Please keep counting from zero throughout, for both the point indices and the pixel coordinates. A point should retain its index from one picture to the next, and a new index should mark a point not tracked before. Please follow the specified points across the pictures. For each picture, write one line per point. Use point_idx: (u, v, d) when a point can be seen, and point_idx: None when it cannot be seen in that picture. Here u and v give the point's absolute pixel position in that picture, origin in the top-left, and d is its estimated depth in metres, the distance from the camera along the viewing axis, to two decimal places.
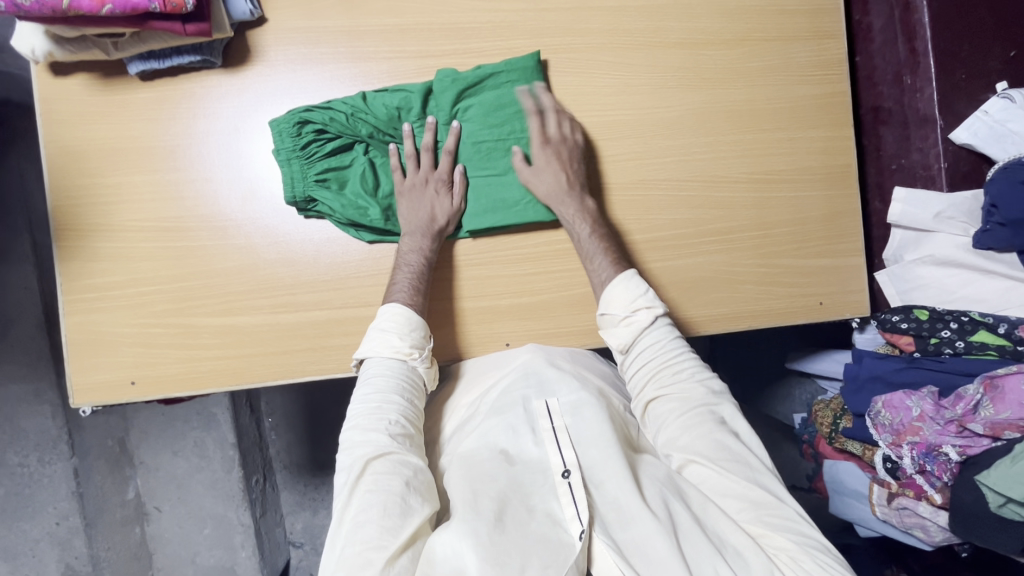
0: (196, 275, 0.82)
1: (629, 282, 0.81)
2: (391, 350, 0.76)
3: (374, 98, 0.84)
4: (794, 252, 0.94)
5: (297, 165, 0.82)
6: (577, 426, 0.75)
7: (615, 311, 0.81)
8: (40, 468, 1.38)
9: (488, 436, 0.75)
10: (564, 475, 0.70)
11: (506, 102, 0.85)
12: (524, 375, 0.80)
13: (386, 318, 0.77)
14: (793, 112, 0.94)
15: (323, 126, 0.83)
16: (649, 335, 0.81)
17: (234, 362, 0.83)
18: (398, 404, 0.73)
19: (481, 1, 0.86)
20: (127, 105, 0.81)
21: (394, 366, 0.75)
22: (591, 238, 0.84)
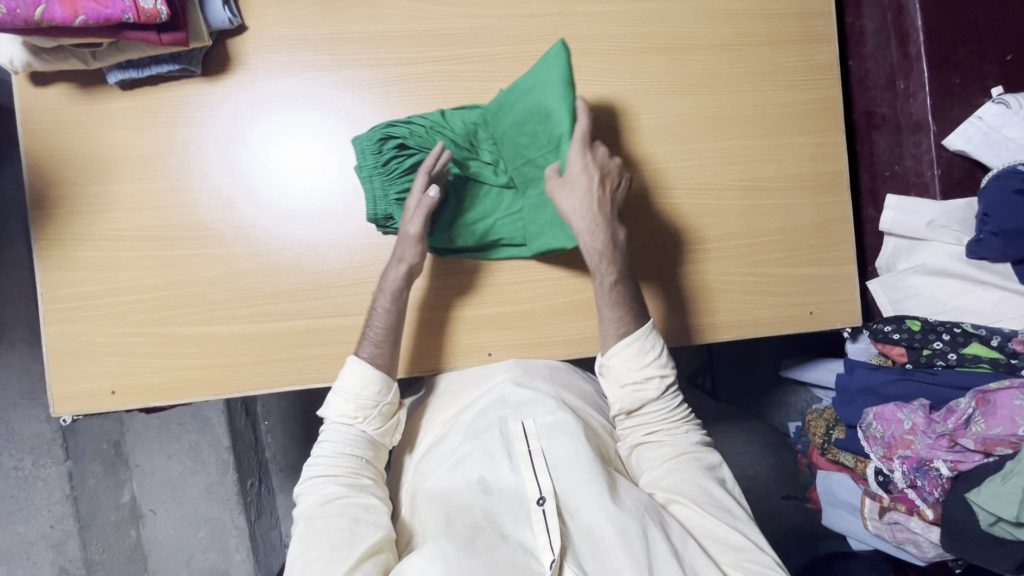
0: (176, 284, 0.82)
1: (646, 342, 0.77)
2: (338, 413, 0.76)
3: (453, 114, 0.83)
4: (784, 260, 0.92)
5: (376, 181, 0.81)
6: (553, 448, 0.74)
7: (622, 371, 0.77)
8: (35, 472, 1.37)
9: (465, 462, 0.74)
10: (539, 502, 0.69)
11: (528, 116, 0.79)
12: (500, 398, 0.79)
13: (341, 376, 0.77)
14: (783, 118, 0.92)
15: (403, 141, 0.82)
16: (658, 402, 0.78)
17: (214, 371, 0.83)
18: (348, 464, 0.74)
19: (462, 7, 0.85)
20: (108, 114, 0.81)
21: (342, 428, 0.77)
22: (613, 285, 0.77)
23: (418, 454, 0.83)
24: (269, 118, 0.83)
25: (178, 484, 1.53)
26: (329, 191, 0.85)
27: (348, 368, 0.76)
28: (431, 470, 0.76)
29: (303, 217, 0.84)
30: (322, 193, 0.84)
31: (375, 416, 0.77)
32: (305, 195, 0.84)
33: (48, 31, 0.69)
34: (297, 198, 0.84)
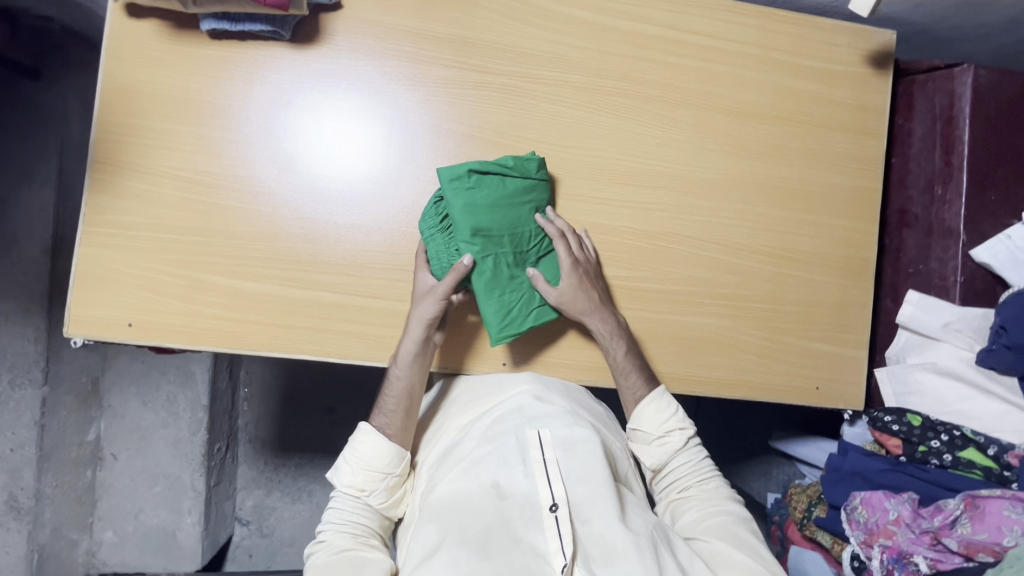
0: (217, 233, 0.83)
1: (661, 400, 0.86)
2: (348, 482, 0.80)
3: (511, 180, 0.84)
4: (800, 332, 0.95)
5: (442, 240, 0.84)
6: (567, 460, 0.74)
7: (648, 431, 0.86)
8: (10, 391, 1.34)
9: (482, 466, 0.74)
10: (552, 508, 0.69)
11: (489, 203, 0.83)
12: (516, 408, 0.80)
13: (351, 447, 0.82)
14: (825, 198, 0.96)
15: (472, 185, 0.82)
16: (682, 455, 0.87)
17: (232, 324, 0.83)
18: (354, 517, 0.80)
19: (548, 31, 0.89)
20: (191, 57, 0.83)
21: (350, 498, 0.81)
22: (626, 357, 0.87)
23: (431, 459, 0.84)
24: (343, 93, 0.86)
25: (145, 433, 1.53)
26: (384, 175, 0.87)
27: (366, 438, 0.81)
28: (446, 472, 0.77)
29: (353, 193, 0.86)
30: (376, 176, 0.86)
31: (381, 488, 0.81)
32: (361, 174, 0.86)
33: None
34: (354, 176, 0.86)
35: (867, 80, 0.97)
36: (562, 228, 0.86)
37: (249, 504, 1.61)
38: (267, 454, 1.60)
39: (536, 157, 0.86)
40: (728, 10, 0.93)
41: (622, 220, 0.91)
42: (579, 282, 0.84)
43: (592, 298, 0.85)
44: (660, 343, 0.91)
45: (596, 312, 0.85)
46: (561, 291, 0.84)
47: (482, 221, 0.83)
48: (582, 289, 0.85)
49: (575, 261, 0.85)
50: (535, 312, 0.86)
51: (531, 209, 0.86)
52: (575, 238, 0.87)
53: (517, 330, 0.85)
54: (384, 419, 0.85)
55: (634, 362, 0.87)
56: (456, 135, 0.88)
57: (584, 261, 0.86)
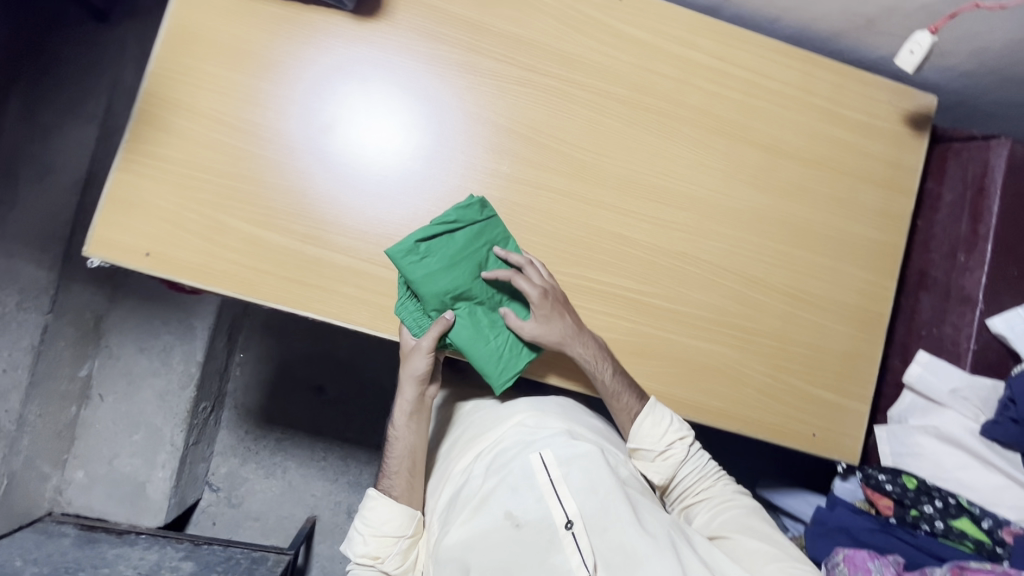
0: (249, 180, 0.85)
1: (655, 414, 0.86)
2: (361, 551, 0.84)
3: (456, 232, 0.82)
4: (804, 376, 0.93)
5: (416, 305, 0.85)
6: (573, 476, 0.75)
7: (651, 448, 0.85)
8: (16, 312, 1.39)
9: (493, 498, 0.76)
10: (567, 525, 0.70)
11: (447, 265, 0.82)
12: (517, 438, 0.83)
13: (364, 516, 0.85)
14: (846, 247, 0.96)
15: (427, 250, 0.81)
16: (687, 465, 0.87)
17: (246, 271, 0.84)
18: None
19: (598, 43, 0.92)
20: (257, 13, 0.86)
21: (366, 565, 0.84)
22: (614, 378, 0.85)
23: (440, 505, 0.85)
24: (394, 70, 0.88)
25: (135, 378, 1.51)
26: (419, 153, 0.88)
27: (375, 503, 0.85)
28: (457, 510, 0.78)
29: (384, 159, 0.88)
30: (408, 147, 0.88)
31: (394, 552, 0.84)
32: (398, 147, 0.88)
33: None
34: (391, 149, 0.88)
35: (903, 139, 0.98)
36: (519, 262, 0.84)
37: (222, 471, 1.60)
38: (250, 422, 1.60)
39: (476, 199, 0.84)
40: (775, 51, 0.96)
41: (643, 235, 0.91)
42: (553, 310, 0.83)
43: (564, 326, 0.83)
44: (663, 362, 0.91)
45: (572, 341, 0.84)
46: (534, 325, 0.83)
47: (448, 284, 0.82)
48: (554, 318, 0.83)
49: (541, 295, 0.83)
50: (518, 354, 0.86)
51: (484, 247, 0.85)
52: (535, 269, 0.85)
53: (516, 373, 0.86)
54: (390, 481, 0.88)
55: (620, 377, 0.86)
56: (494, 126, 0.90)
57: (550, 290, 0.84)
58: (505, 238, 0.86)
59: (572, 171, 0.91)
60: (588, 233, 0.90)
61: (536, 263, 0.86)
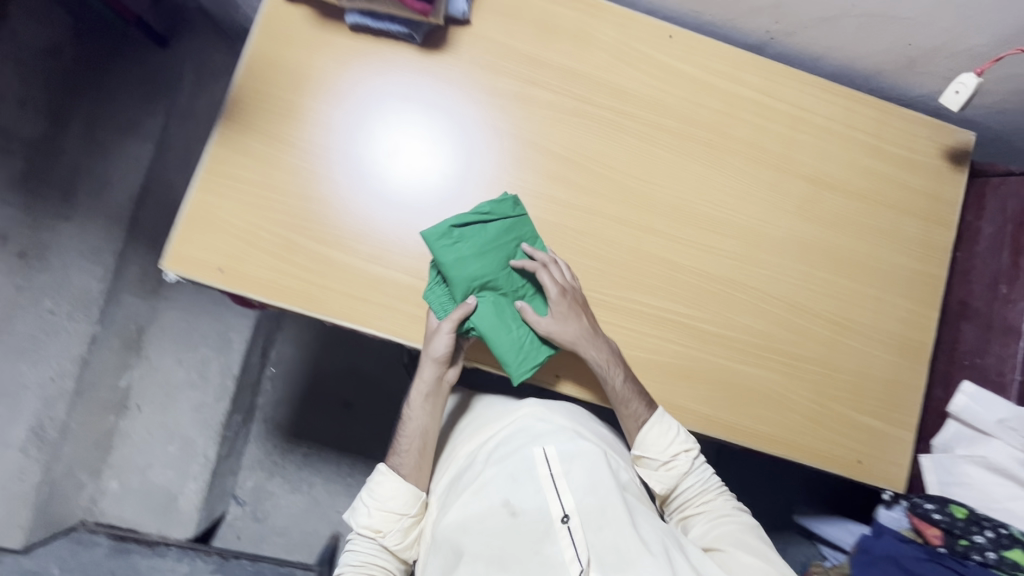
0: (318, 201, 0.89)
1: (662, 424, 0.87)
2: (364, 523, 0.86)
3: (489, 223, 0.87)
4: (848, 403, 0.95)
5: (443, 291, 0.87)
6: (573, 473, 0.77)
7: (655, 457, 0.87)
8: (65, 322, 1.42)
9: (492, 486, 0.78)
10: (564, 519, 0.72)
11: (478, 252, 0.86)
12: (521, 430, 0.85)
13: (371, 489, 0.87)
14: (890, 277, 0.98)
15: (460, 237, 0.85)
16: (689, 477, 0.88)
17: (313, 288, 0.87)
18: (371, 563, 0.85)
19: (650, 77, 0.96)
20: (330, 45, 0.91)
21: (368, 537, 0.87)
22: (624, 385, 0.86)
23: (440, 486, 0.88)
24: (459, 98, 0.93)
25: (173, 389, 1.53)
26: (480, 177, 0.92)
27: (384, 479, 0.87)
28: (456, 496, 0.80)
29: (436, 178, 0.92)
30: (450, 167, 0.92)
31: (395, 529, 0.86)
32: (459, 171, 0.92)
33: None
34: (453, 174, 0.92)
35: (943, 173, 1.01)
36: (545, 260, 0.87)
37: (249, 485, 1.57)
38: (278, 437, 1.59)
39: (510, 197, 0.89)
40: (818, 87, 0.99)
41: (692, 261, 0.94)
42: (568, 312, 0.86)
43: (578, 327, 0.85)
44: (711, 386, 0.93)
45: (586, 342, 0.85)
46: (553, 320, 0.86)
47: (478, 272, 0.86)
48: (571, 318, 0.85)
49: (562, 293, 0.86)
50: (539, 348, 0.88)
51: (515, 243, 0.88)
52: (558, 269, 0.88)
53: (535, 366, 0.87)
54: (399, 459, 0.89)
55: (631, 381, 0.87)
56: (550, 153, 0.93)
57: (571, 290, 0.87)
58: (534, 238, 0.90)
59: (624, 198, 0.94)
60: (640, 258, 0.93)
61: (559, 261, 0.89)
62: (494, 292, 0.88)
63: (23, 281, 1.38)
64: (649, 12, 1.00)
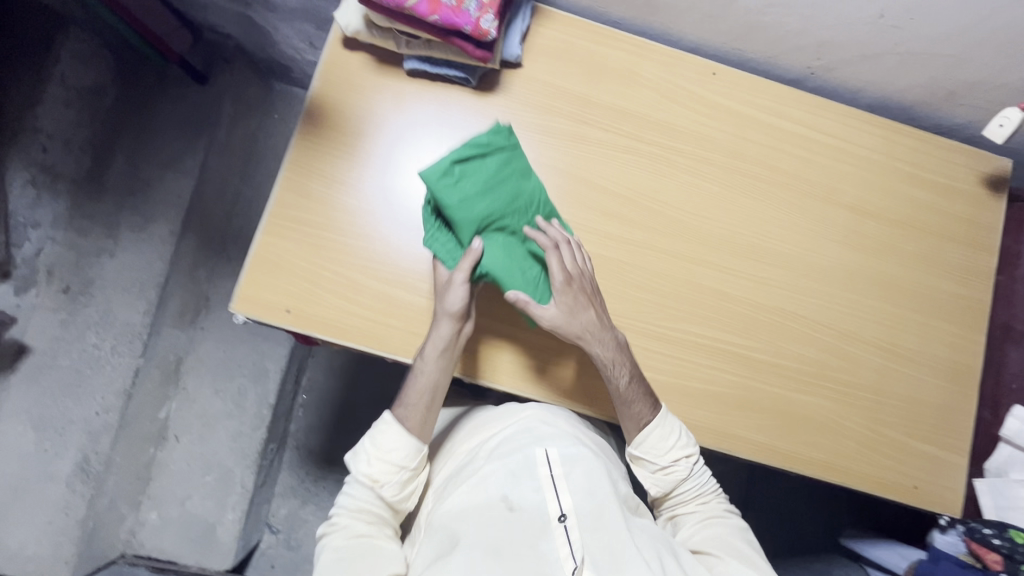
0: (380, 242, 0.91)
1: (664, 426, 0.87)
2: (363, 471, 0.83)
3: (486, 161, 0.87)
4: (901, 428, 0.96)
5: (448, 238, 0.89)
6: (573, 475, 0.79)
7: (655, 459, 0.87)
8: (109, 356, 1.43)
9: (491, 482, 0.79)
10: (560, 518, 0.74)
11: (481, 190, 0.86)
12: (522, 429, 0.86)
13: (375, 435, 0.84)
14: (936, 303, 1.00)
15: (461, 175, 0.85)
16: (687, 482, 0.88)
17: (376, 327, 0.89)
18: (370, 512, 0.82)
19: (696, 113, 0.99)
20: (388, 89, 0.94)
21: (365, 487, 0.83)
22: (628, 387, 0.86)
23: (438, 480, 0.90)
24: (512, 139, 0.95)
25: (210, 420, 1.51)
26: None
27: (388, 429, 0.84)
28: (452, 490, 0.82)
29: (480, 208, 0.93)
30: None
31: (394, 482, 0.83)
32: None
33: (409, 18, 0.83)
34: None
35: (983, 200, 1.03)
36: (557, 238, 0.87)
37: (282, 512, 1.59)
38: (311, 464, 1.60)
39: (506, 129, 0.89)
40: (858, 119, 1.02)
41: (742, 292, 0.96)
42: (572, 299, 0.85)
43: (585, 319, 0.86)
44: (766, 415, 0.94)
45: (595, 333, 0.86)
46: (558, 309, 0.85)
47: (480, 210, 0.86)
48: (576, 312, 0.85)
49: (568, 280, 0.85)
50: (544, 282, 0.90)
51: (517, 179, 0.89)
52: (570, 249, 0.87)
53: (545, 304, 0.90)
54: (405, 411, 0.85)
55: (637, 380, 0.87)
56: (602, 189, 0.96)
57: (580, 277, 0.86)
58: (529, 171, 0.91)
59: (673, 231, 0.96)
60: (692, 289, 0.95)
61: (575, 243, 0.88)
62: (501, 232, 0.89)
63: (69, 315, 1.40)
64: (691, 50, 1.03)
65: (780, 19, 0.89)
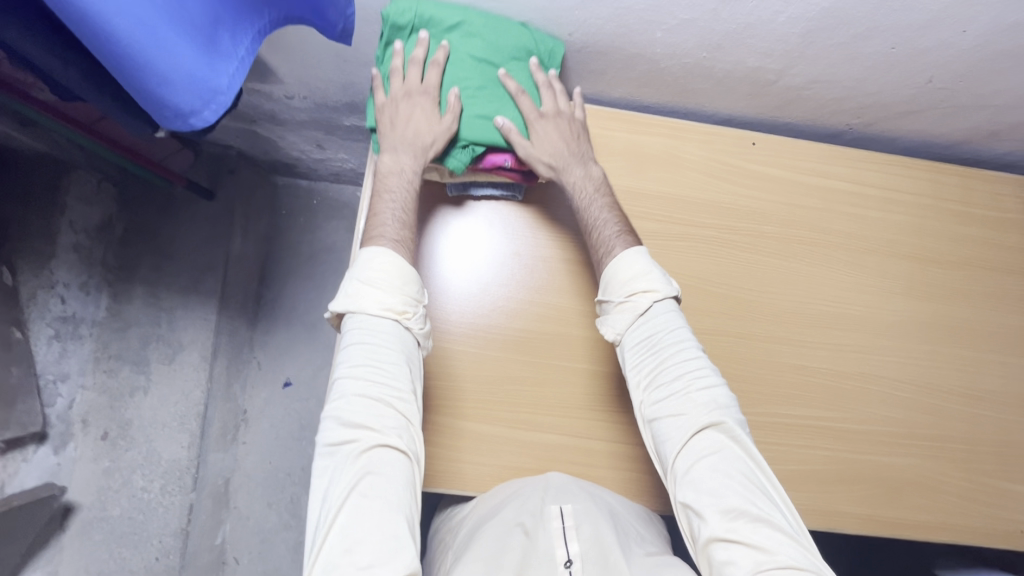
0: (453, 377, 0.88)
1: (637, 259, 0.79)
2: (382, 305, 0.71)
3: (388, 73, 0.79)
4: (998, 474, 0.95)
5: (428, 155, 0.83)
6: (587, 528, 0.77)
7: (613, 298, 0.79)
8: (160, 497, 1.35)
9: (497, 531, 0.77)
10: (566, 563, 0.73)
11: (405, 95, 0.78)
12: (534, 481, 0.85)
13: (377, 269, 0.71)
14: (1008, 338, 1.00)
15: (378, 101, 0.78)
16: (643, 331, 0.77)
17: (465, 465, 0.87)
18: (383, 386, 0.67)
19: (745, 187, 0.98)
20: (434, 216, 0.91)
21: (385, 328, 0.70)
22: (612, 221, 0.83)
23: (448, 533, 0.90)
24: (567, 248, 0.94)
25: (269, 536, 1.50)
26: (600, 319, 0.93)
27: (394, 259, 0.72)
28: (463, 541, 0.82)
29: (541, 316, 0.92)
30: (568, 312, 0.92)
31: (419, 315, 0.73)
32: (578, 316, 0.92)
33: (494, 168, 0.85)
34: (573, 319, 0.92)
35: None
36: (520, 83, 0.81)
37: None
38: None
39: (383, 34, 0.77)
40: (903, 166, 1.01)
41: (822, 364, 0.95)
42: (552, 131, 0.82)
43: (565, 148, 0.83)
44: (867, 485, 0.92)
45: (568, 161, 0.83)
46: (537, 128, 0.81)
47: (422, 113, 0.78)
48: (553, 131, 0.82)
49: (540, 114, 0.81)
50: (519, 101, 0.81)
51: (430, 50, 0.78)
52: (548, 87, 0.82)
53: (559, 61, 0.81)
54: None
55: (613, 218, 0.84)
56: None
57: (557, 111, 0.83)
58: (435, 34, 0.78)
59: (742, 313, 0.94)
60: (770, 368, 0.94)
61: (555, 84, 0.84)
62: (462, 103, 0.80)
63: (111, 462, 1.32)
64: (725, 121, 1.01)
65: (824, 91, 0.89)
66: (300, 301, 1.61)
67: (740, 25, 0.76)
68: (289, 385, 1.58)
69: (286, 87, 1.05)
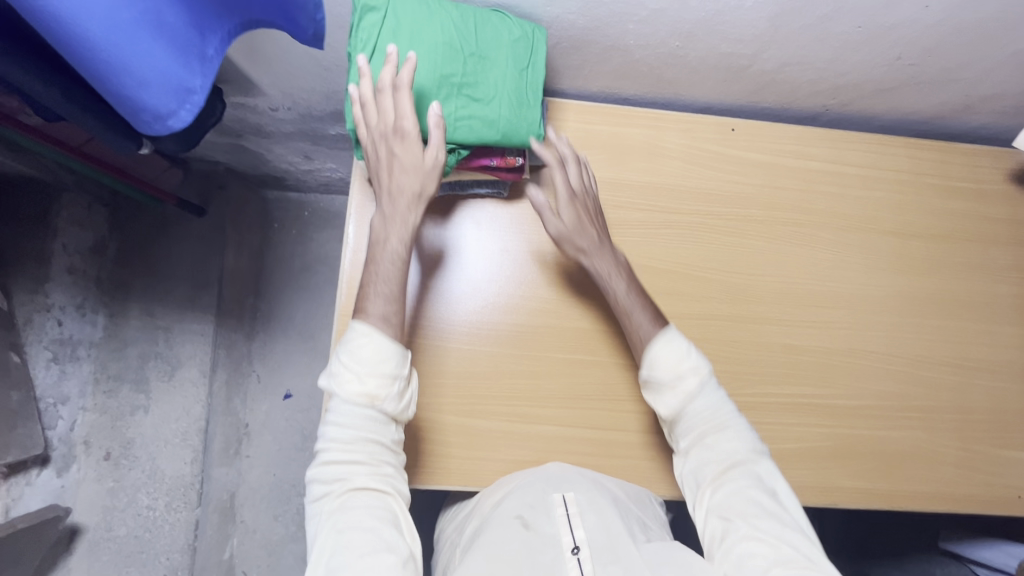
0: (449, 374, 0.89)
1: (673, 343, 0.83)
2: (353, 389, 0.72)
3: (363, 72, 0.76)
4: (991, 441, 0.96)
5: None
6: (591, 515, 0.78)
7: (660, 377, 0.82)
8: (165, 515, 1.38)
9: (503, 522, 0.78)
10: (573, 550, 0.73)
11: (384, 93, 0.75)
12: (536, 472, 0.86)
13: (348, 348, 0.73)
14: (994, 306, 1.01)
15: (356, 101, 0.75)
16: (698, 403, 0.82)
17: (465, 461, 0.87)
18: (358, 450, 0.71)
19: (727, 172, 0.99)
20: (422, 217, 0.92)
21: (357, 405, 0.72)
22: (627, 296, 0.86)
23: (455, 532, 0.90)
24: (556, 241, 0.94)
25: (277, 548, 1.49)
26: (591, 309, 0.94)
27: (366, 338, 0.72)
28: (470, 536, 0.82)
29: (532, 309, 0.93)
30: (560, 304, 0.93)
31: (393, 390, 0.73)
32: (568, 307, 0.93)
33: (482, 168, 0.87)
34: (564, 311, 0.93)
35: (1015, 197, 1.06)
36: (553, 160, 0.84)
37: None
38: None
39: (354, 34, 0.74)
40: (882, 144, 1.03)
41: (812, 342, 0.96)
42: (579, 215, 0.86)
43: (589, 236, 0.86)
44: (864, 459, 0.93)
45: (593, 249, 0.86)
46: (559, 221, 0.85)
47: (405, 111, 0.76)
48: (577, 224, 0.86)
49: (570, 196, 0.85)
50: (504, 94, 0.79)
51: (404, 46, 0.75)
52: (576, 170, 0.86)
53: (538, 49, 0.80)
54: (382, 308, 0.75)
55: (636, 300, 0.86)
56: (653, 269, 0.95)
57: (582, 194, 0.86)
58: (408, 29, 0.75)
59: (731, 296, 0.95)
60: (761, 348, 0.95)
61: (583, 166, 0.88)
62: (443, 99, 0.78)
63: (116, 482, 1.34)
64: (703, 109, 1.03)
65: (797, 74, 0.90)
66: (294, 314, 1.59)
67: (708, 12, 0.78)
68: (290, 396, 1.56)
69: (270, 100, 1.06)
